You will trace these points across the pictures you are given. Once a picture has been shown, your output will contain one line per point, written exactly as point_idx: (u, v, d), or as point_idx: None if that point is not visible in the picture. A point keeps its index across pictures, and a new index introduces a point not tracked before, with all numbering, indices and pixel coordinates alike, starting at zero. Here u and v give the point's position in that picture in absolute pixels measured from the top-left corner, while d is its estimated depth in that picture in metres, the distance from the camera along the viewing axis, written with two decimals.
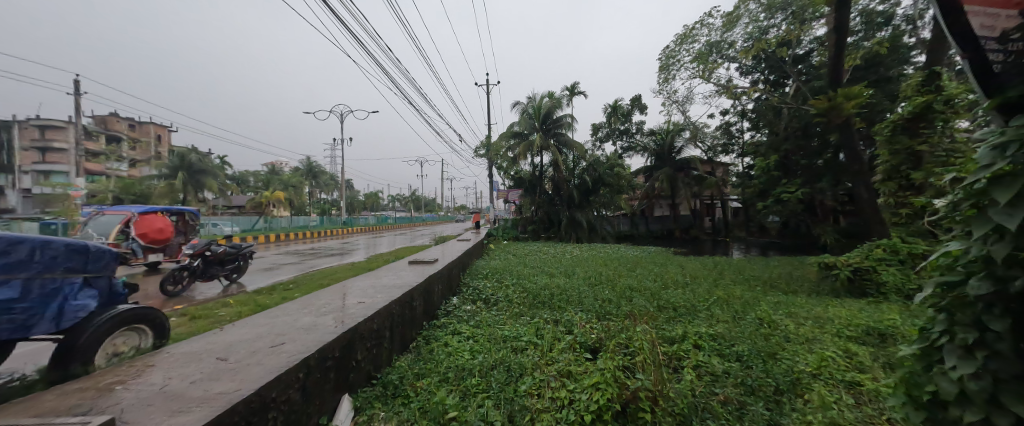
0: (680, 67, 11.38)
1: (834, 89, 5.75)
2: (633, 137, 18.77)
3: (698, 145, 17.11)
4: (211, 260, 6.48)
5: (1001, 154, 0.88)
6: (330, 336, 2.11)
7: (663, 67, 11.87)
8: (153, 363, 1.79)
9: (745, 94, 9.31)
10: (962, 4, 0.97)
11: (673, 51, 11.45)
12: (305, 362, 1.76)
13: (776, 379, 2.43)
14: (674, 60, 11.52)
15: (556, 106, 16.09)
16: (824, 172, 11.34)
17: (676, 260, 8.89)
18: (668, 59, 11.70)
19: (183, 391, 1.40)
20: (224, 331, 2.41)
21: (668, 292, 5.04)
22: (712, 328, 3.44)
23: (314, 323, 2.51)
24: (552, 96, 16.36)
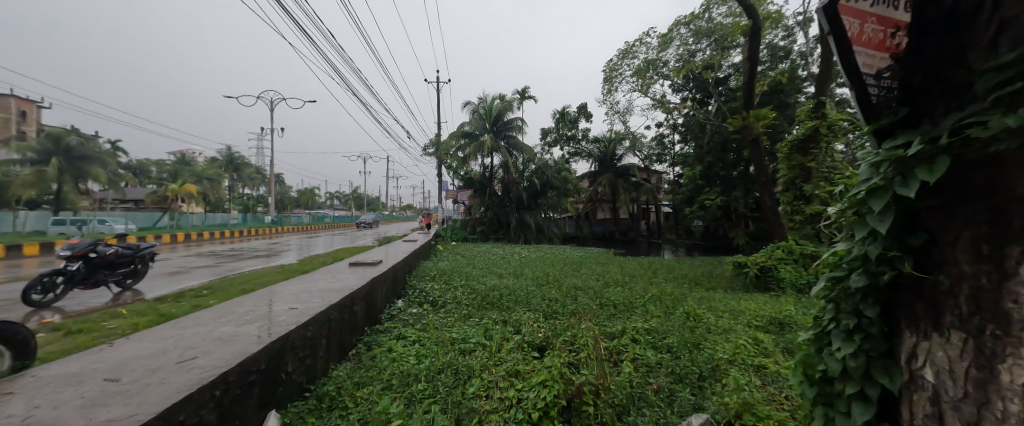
0: (622, 80, 12.21)
1: (747, 110, 6.61)
2: (579, 143, 19.79)
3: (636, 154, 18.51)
4: (98, 263, 5.30)
5: (878, 170, 1.04)
6: (254, 347, 1.83)
7: (607, 78, 12.63)
8: (11, 390, 1.38)
9: (676, 109, 10.33)
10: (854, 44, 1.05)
11: (616, 65, 12.25)
12: (223, 377, 1.51)
13: (700, 366, 2.70)
14: (616, 73, 12.28)
15: (506, 108, 16.32)
16: (738, 183, 12.98)
17: (616, 260, 9.53)
18: (612, 72, 12.50)
19: (56, 421, 1.10)
20: (115, 346, 1.96)
21: (611, 290, 5.34)
22: (648, 323, 3.73)
23: (235, 333, 2.16)
24: (502, 99, 16.59)
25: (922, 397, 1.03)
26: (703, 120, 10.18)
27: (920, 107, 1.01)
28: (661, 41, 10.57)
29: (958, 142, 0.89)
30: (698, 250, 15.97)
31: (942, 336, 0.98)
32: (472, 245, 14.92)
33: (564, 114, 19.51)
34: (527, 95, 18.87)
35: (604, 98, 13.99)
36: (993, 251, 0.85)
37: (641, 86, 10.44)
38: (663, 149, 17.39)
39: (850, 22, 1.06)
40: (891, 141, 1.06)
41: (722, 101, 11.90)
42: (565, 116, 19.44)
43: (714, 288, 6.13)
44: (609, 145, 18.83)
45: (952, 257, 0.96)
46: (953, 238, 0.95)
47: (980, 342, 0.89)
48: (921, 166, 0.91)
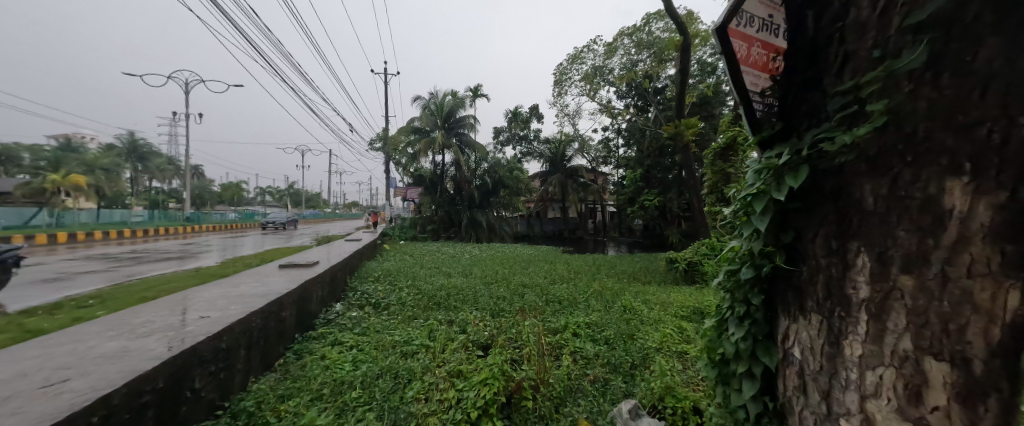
0: (571, 84, 12.65)
1: (679, 119, 7.22)
2: (531, 144, 20.21)
3: (585, 156, 19.29)
4: None
5: (763, 176, 1.17)
6: (149, 364, 1.59)
7: (557, 81, 13.02)
8: None
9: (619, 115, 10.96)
10: (742, 65, 1.13)
11: (566, 69, 12.67)
12: (103, 401, 1.29)
13: (632, 355, 2.90)
14: (566, 77, 12.71)
15: (458, 105, 16.09)
16: (672, 185, 14.12)
17: (563, 258, 9.88)
18: (562, 76, 12.90)
19: None
20: None
21: (557, 287, 5.51)
22: (589, 317, 3.92)
23: (125, 349, 1.86)
24: (455, 96, 16.34)
25: (791, 371, 1.20)
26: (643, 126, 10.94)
27: (792, 122, 1.14)
28: (607, 50, 11.16)
29: (813, 156, 1.05)
30: (638, 247, 17.14)
31: (805, 319, 1.15)
32: (421, 244, 14.49)
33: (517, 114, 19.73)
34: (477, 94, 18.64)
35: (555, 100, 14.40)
36: (839, 247, 1.03)
37: (588, 91, 10.91)
38: (609, 152, 18.36)
39: (738, 44, 1.13)
40: (772, 151, 1.18)
41: (659, 110, 12.89)
42: (518, 116, 19.74)
43: (649, 282, 6.62)
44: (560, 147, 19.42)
45: (810, 253, 1.13)
46: (812, 236, 1.11)
47: (831, 323, 1.07)
48: (787, 176, 1.06)
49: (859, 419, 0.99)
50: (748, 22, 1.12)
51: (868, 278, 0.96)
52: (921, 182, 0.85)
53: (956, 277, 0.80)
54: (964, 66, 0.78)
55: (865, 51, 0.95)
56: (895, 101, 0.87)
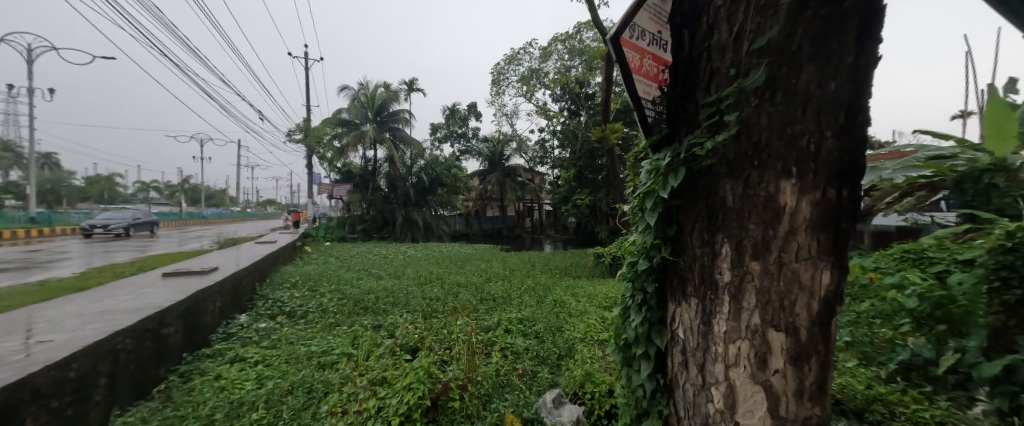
0: (508, 84, 12.86)
1: (604, 124, 7.80)
2: (469, 141, 20.68)
3: (522, 156, 19.73)
4: None
5: (653, 175, 1.28)
6: None
7: (495, 80, 13.15)
8: None
9: (552, 117, 11.44)
10: (633, 72, 1.21)
11: (503, 69, 12.85)
12: None
13: (559, 347, 3.04)
14: (503, 77, 12.89)
15: (392, 98, 15.42)
16: (601, 185, 15.12)
17: (499, 256, 9.99)
18: (499, 76, 13.07)
19: None
20: None
21: (491, 285, 5.55)
22: (521, 313, 4.01)
23: None
24: (388, 88, 15.66)
25: (677, 350, 1.35)
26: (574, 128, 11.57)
27: (675, 129, 1.27)
28: (542, 53, 11.60)
29: (689, 159, 1.19)
30: (572, 244, 18.09)
31: (686, 303, 1.29)
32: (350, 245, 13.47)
33: (454, 111, 20.14)
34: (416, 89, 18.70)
35: (493, 99, 14.52)
36: (709, 238, 1.18)
37: (524, 92, 11.20)
38: (545, 153, 19.06)
39: (631, 53, 1.20)
40: (661, 154, 1.29)
41: (589, 114, 13.77)
42: (455, 113, 20.14)
43: (578, 276, 7.03)
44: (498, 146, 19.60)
45: (686, 245, 1.27)
46: (690, 230, 1.24)
47: (703, 305, 1.22)
48: (670, 175, 1.19)
49: (724, 386, 1.17)
50: (640, 34, 1.21)
51: (730, 264, 1.12)
52: (764, 182, 1.04)
53: (788, 260, 1.03)
54: (791, 88, 0.99)
55: (724, 70, 1.12)
56: (745, 113, 1.04)
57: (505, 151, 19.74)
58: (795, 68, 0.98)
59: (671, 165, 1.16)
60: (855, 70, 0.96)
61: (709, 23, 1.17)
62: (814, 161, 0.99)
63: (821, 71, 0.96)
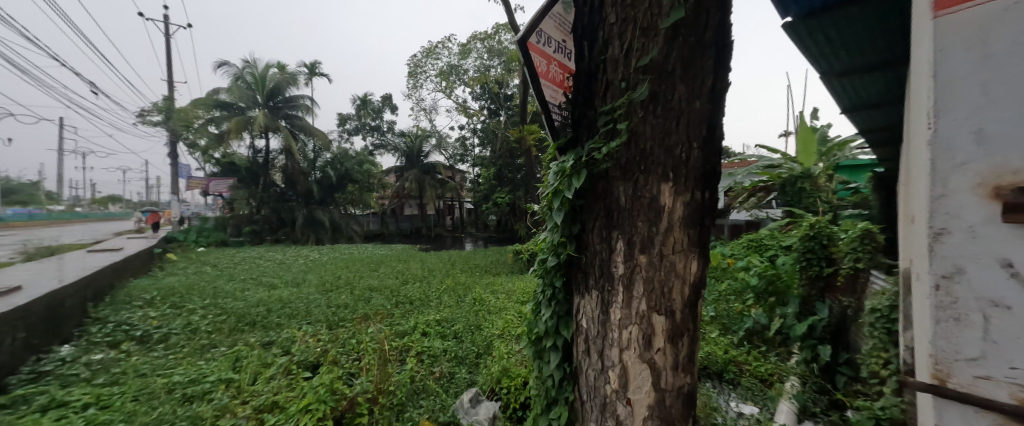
0: (426, 78, 12.37)
1: (522, 125, 8.11)
2: (384, 135, 19.32)
3: (442, 153, 19.09)
4: None
5: (559, 177, 1.35)
6: None
7: (411, 73, 12.54)
8: None
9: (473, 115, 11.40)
10: (539, 76, 1.23)
11: (420, 61, 12.29)
12: None
13: (478, 346, 3.04)
14: (420, 70, 12.36)
15: (288, 82, 13.55)
16: (519, 184, 15.65)
17: (417, 256, 9.56)
18: (416, 68, 12.48)
19: None
20: None
21: (408, 288, 5.27)
22: (439, 314, 3.90)
23: None
24: (282, 69, 13.73)
25: (581, 340, 1.45)
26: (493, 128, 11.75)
27: (578, 135, 1.36)
28: (461, 50, 11.44)
29: (588, 163, 1.28)
30: (492, 241, 18.37)
31: (587, 295, 1.39)
32: (233, 250, 11.34)
33: (365, 101, 18.63)
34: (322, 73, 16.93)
35: (409, 92, 13.80)
36: (607, 235, 1.29)
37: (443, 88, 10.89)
38: (466, 150, 18.92)
39: (538, 59, 1.23)
40: (566, 156, 1.36)
41: (507, 115, 14.08)
42: (367, 104, 18.72)
43: (497, 273, 7.16)
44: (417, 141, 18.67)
45: (588, 243, 1.36)
46: (590, 228, 1.34)
47: (602, 296, 1.33)
48: (573, 177, 1.27)
49: (618, 367, 1.29)
50: (545, 41, 1.25)
51: (622, 258, 1.25)
52: (648, 185, 1.18)
53: (666, 252, 1.19)
54: (668, 103, 1.15)
55: (617, 82, 1.23)
56: (632, 123, 1.17)
57: (424, 147, 18.88)
58: (670, 86, 1.15)
59: (576, 170, 1.23)
60: (712, 92, 1.16)
61: (604, 38, 1.27)
62: (685, 167, 1.16)
63: (689, 91, 1.14)
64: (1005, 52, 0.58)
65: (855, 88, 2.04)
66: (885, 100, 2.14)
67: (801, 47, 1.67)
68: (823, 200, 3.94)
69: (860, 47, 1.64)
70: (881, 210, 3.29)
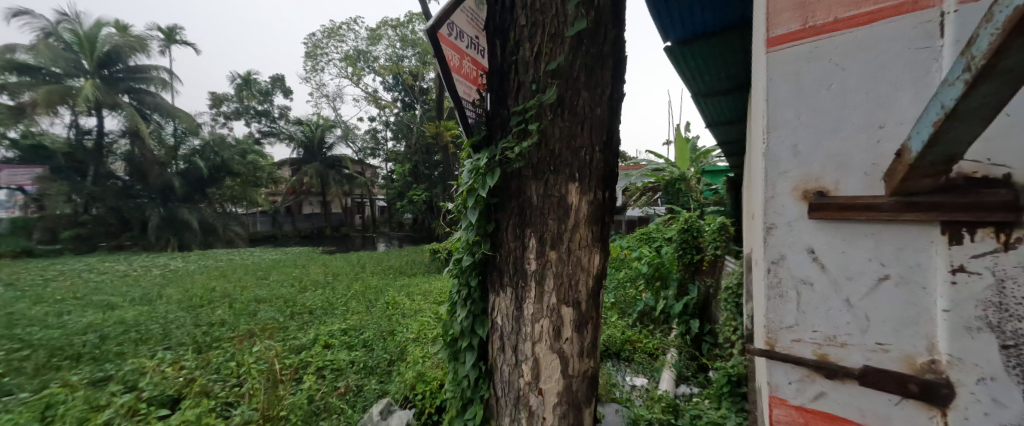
0: (328, 61, 11.03)
1: (438, 121, 7.87)
2: (274, 122, 16.63)
3: (349, 145, 17.26)
4: None
5: (474, 175, 1.32)
6: None
7: (309, 54, 11.07)
8: None
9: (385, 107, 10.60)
10: (452, 70, 1.16)
11: (320, 42, 10.85)
12: None
13: (390, 353, 2.83)
14: (321, 52, 10.96)
15: (134, 48, 10.98)
16: (437, 182, 15.21)
17: (318, 260, 8.47)
18: (315, 49, 11.00)
19: None
20: None
21: (308, 296, 4.64)
22: (346, 322, 3.53)
23: None
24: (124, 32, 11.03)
25: (496, 337, 1.45)
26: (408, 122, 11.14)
27: (492, 133, 1.35)
28: (370, 35, 10.52)
29: (503, 161, 1.28)
30: (409, 241, 17.44)
31: (502, 292, 1.40)
32: (40, 261, 8.34)
33: (248, 80, 15.68)
34: (183, 41, 13.96)
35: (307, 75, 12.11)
36: (521, 233, 1.31)
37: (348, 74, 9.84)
38: (377, 144, 17.50)
39: (450, 52, 1.16)
40: (481, 155, 1.33)
41: (422, 110, 13.47)
42: (251, 84, 15.84)
43: (414, 274, 6.84)
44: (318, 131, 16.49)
45: (502, 241, 1.36)
46: (505, 226, 1.34)
47: (516, 293, 1.35)
48: (487, 175, 1.25)
49: (531, 360, 1.33)
50: (457, 34, 1.18)
51: (535, 255, 1.28)
52: (556, 185, 1.24)
53: (574, 248, 1.26)
54: (573, 108, 1.23)
55: (528, 84, 1.26)
56: (542, 125, 1.22)
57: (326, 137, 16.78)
58: (575, 92, 1.22)
59: (492, 172, 1.21)
60: (611, 100, 1.27)
61: (515, 39, 1.29)
62: (589, 168, 1.25)
63: (592, 98, 1.24)
64: (815, 73, 0.66)
65: (716, 107, 2.49)
66: (735, 118, 2.69)
67: (680, 69, 1.98)
68: (693, 199, 4.80)
69: (722, 71, 1.99)
70: (731, 207, 4.16)
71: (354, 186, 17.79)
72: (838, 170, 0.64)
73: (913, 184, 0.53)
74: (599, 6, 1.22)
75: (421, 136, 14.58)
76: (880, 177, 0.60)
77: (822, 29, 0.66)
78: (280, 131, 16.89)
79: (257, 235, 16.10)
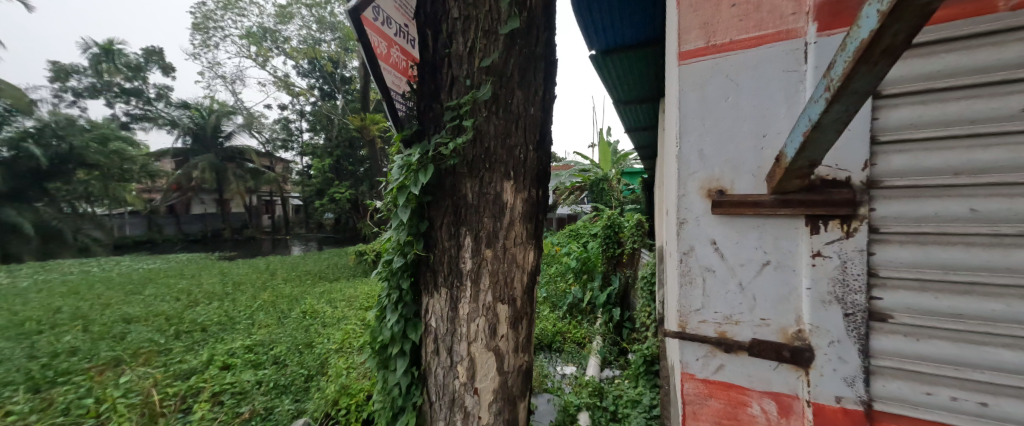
0: (223, 35, 9.34)
1: (364, 114, 7.28)
2: (150, 104, 13.13)
3: (253, 135, 14.92)
4: None
5: (405, 171, 1.23)
6: None
7: (198, 25, 9.24)
8: None
9: (299, 95, 9.41)
10: (379, 59, 1.05)
11: (212, 12, 9.13)
12: None
13: (308, 368, 2.51)
14: (212, 24, 9.22)
15: None
16: (363, 179, 14.12)
17: (214, 267, 7.16)
18: (205, 21, 9.22)
19: None
20: None
21: (199, 310, 3.88)
22: (251, 338, 3.04)
23: None
24: None
25: (430, 340, 1.38)
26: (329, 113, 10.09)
27: (425, 128, 1.28)
28: (279, 12, 9.22)
29: (436, 158, 1.22)
30: (330, 243, 15.84)
31: (436, 293, 1.33)
32: None
33: (105, 49, 11.44)
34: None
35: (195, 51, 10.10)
36: (456, 232, 1.26)
37: (251, 55, 8.47)
38: (290, 135, 15.46)
39: (376, 38, 1.05)
40: (413, 149, 1.24)
41: (345, 100, 12.33)
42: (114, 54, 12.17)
43: (336, 279, 6.21)
44: (211, 117, 13.87)
45: (436, 240, 1.30)
46: (439, 225, 1.28)
47: (450, 293, 1.30)
48: (420, 172, 1.18)
49: (467, 361, 1.30)
50: (383, 19, 1.07)
51: (471, 253, 1.25)
52: (491, 183, 1.22)
53: (509, 246, 1.26)
54: (508, 107, 1.22)
55: (462, 79, 1.21)
56: (477, 121, 1.19)
57: (223, 125, 14.22)
58: (509, 90, 1.22)
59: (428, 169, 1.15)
60: (544, 102, 1.30)
61: (447, 32, 1.23)
62: (523, 167, 1.26)
63: (525, 97, 1.25)
64: (716, 87, 0.76)
65: (635, 114, 2.77)
66: (649, 125, 3.03)
67: (606, 78, 2.15)
68: (614, 198, 5.28)
69: (639, 82, 2.20)
70: (646, 206, 4.68)
71: (260, 182, 15.46)
72: (735, 171, 0.74)
73: (788, 185, 0.64)
74: (532, 7, 1.24)
75: (343, 128, 13.34)
76: (764, 178, 0.71)
77: (722, 48, 0.75)
78: (158, 115, 13.31)
79: (124, 241, 12.95)
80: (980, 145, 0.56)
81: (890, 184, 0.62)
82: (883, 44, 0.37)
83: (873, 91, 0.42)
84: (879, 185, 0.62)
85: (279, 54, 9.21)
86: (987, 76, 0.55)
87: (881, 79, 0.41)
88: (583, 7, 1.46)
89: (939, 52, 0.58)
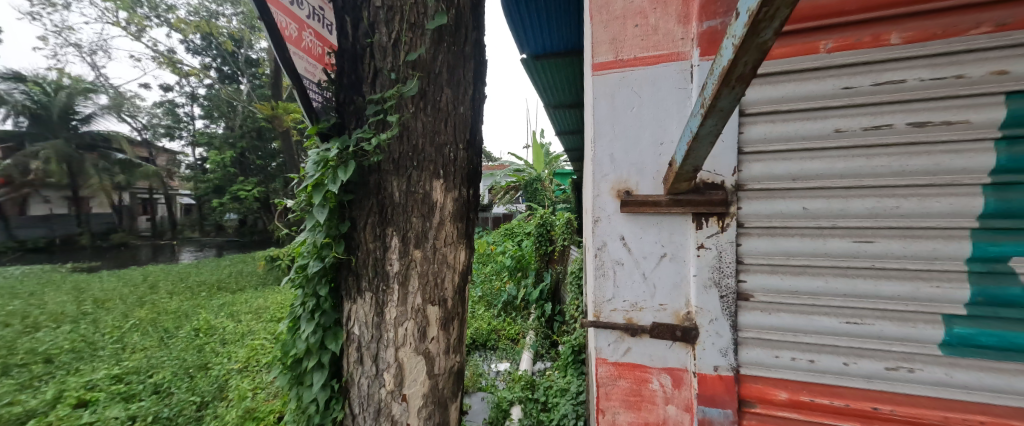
0: None
1: (275, 101, 6.47)
2: None
3: (125, 119, 12.17)
4: None
5: (320, 168, 1.11)
6: None
7: None
8: None
9: (189, 76, 7.94)
10: (288, 43, 0.94)
11: None
12: None
13: (201, 393, 2.14)
14: None
15: None
16: (276, 175, 12.56)
17: (61, 283, 5.66)
18: None
19: None
20: None
21: (42, 337, 3.05)
22: (120, 367, 2.48)
23: None
24: None
25: (352, 349, 1.28)
26: (230, 99, 8.73)
27: (344, 121, 1.18)
28: None
29: (357, 154, 1.13)
30: (234, 247, 13.74)
31: (360, 299, 1.25)
32: None
33: None
34: None
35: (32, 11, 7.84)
36: (382, 233, 1.19)
37: (118, 22, 6.89)
38: (177, 122, 12.99)
39: (283, 19, 0.94)
40: (331, 142, 1.14)
41: (251, 86, 10.81)
42: None
43: (241, 289, 5.39)
44: (58, 94, 10.92)
45: (359, 242, 1.21)
46: (363, 225, 1.20)
47: (376, 297, 1.22)
48: (339, 169, 1.07)
49: (395, 367, 1.24)
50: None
51: (398, 254, 1.19)
52: (420, 181, 1.18)
53: (439, 246, 1.23)
54: (436, 104, 1.19)
55: (387, 72, 1.15)
56: (403, 117, 1.15)
57: (76, 106, 11.31)
58: (438, 88, 1.19)
59: (350, 165, 1.05)
60: (473, 101, 1.30)
61: (370, 21, 1.16)
62: (453, 165, 1.24)
63: (455, 95, 1.23)
64: (624, 97, 0.84)
65: (564, 118, 2.93)
66: (576, 129, 3.23)
67: (538, 81, 2.23)
68: (547, 197, 5.48)
69: (565, 89, 2.35)
70: (575, 205, 4.95)
71: (136, 176, 12.72)
72: (640, 174, 0.83)
73: (678, 187, 0.73)
74: (460, 6, 1.23)
75: (249, 117, 11.69)
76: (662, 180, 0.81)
77: (628, 63, 0.83)
78: None
79: None
80: (810, 156, 0.71)
81: (751, 187, 0.75)
82: (738, 71, 0.45)
83: (734, 109, 0.51)
84: (744, 188, 0.75)
85: (160, 24, 7.63)
86: (812, 102, 0.71)
87: (739, 99, 0.49)
88: (515, 12, 1.50)
89: (784, 81, 0.73)
